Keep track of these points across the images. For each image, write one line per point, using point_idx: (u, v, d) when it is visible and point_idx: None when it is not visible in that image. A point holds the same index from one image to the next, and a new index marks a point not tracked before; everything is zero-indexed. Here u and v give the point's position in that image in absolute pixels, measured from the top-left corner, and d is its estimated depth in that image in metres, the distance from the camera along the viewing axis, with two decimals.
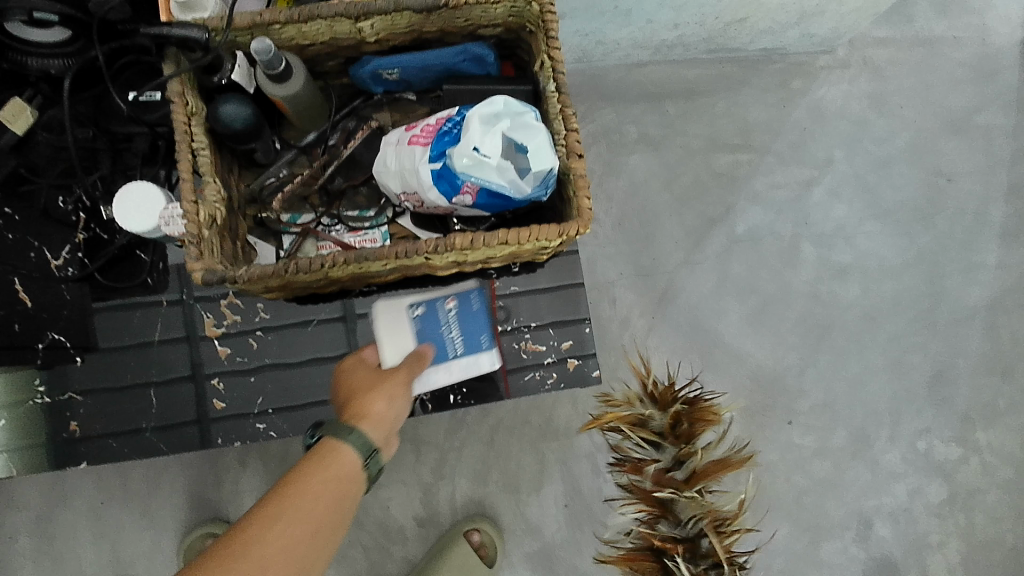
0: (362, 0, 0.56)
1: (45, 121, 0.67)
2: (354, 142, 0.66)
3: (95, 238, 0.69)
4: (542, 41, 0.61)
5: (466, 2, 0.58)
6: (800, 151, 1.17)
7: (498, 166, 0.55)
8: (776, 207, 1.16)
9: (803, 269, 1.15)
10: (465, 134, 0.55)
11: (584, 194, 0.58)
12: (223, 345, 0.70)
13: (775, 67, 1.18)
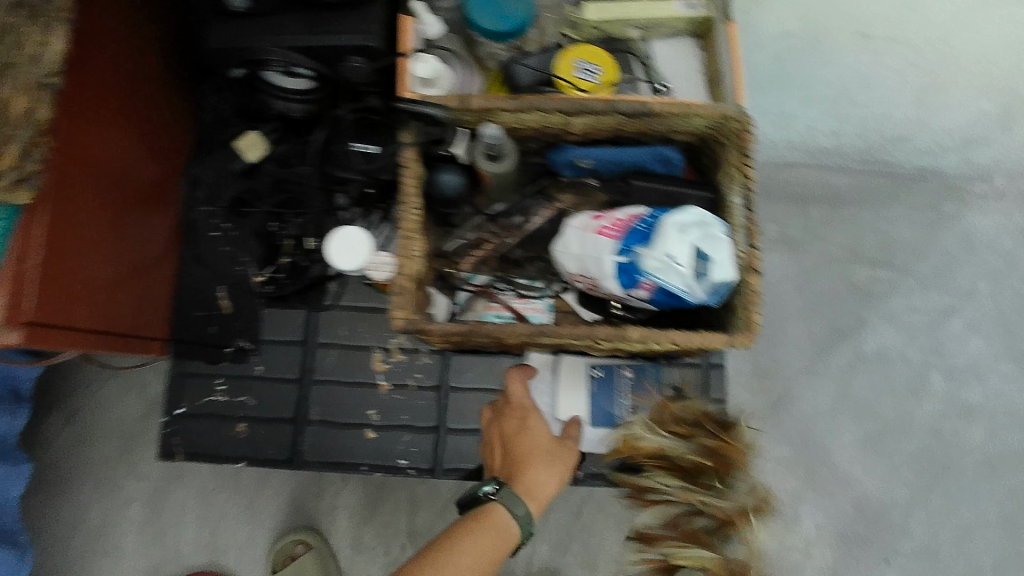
0: (581, 100, 0.62)
1: (276, 153, 0.74)
2: (539, 218, 0.70)
3: (296, 263, 0.74)
4: (735, 156, 0.65)
5: (672, 112, 0.63)
6: (943, 277, 1.13)
7: (684, 275, 0.58)
8: (909, 331, 1.12)
9: (928, 401, 1.10)
10: (660, 240, 0.59)
11: (753, 310, 0.62)
12: (385, 380, 0.73)
13: (927, 186, 1.13)
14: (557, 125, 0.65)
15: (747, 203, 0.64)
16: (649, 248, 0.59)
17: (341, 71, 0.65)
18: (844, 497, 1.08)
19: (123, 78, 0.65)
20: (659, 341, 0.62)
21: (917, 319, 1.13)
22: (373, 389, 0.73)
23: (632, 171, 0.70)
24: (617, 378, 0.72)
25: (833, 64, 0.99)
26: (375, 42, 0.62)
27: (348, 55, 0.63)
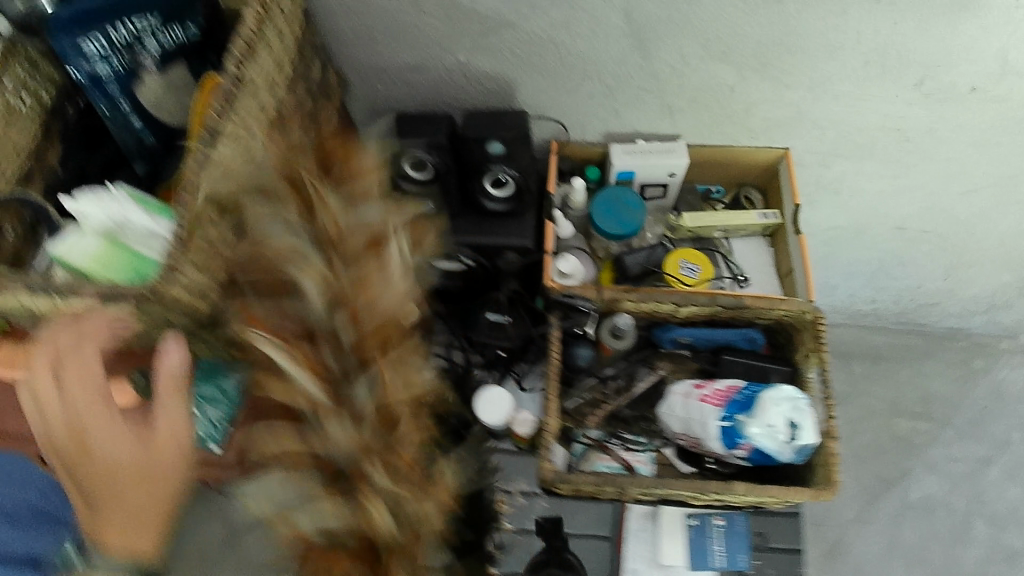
0: (688, 295, 0.79)
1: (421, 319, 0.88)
2: (643, 383, 0.85)
3: None
4: (810, 342, 0.80)
5: (760, 305, 0.80)
6: (979, 428, 1.31)
7: (779, 440, 0.72)
8: (951, 479, 1.28)
9: (972, 546, 1.24)
10: (759, 410, 0.72)
11: (835, 468, 0.74)
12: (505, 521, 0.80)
13: (959, 345, 1.36)
14: (666, 311, 0.81)
15: (823, 381, 0.77)
16: (750, 417, 0.72)
17: (497, 262, 0.84)
18: None
19: None
20: (757, 493, 0.74)
21: (958, 468, 1.29)
22: None
23: (724, 348, 0.84)
24: (710, 526, 0.82)
25: (873, 247, 1.17)
26: (529, 244, 0.82)
27: (507, 252, 0.83)
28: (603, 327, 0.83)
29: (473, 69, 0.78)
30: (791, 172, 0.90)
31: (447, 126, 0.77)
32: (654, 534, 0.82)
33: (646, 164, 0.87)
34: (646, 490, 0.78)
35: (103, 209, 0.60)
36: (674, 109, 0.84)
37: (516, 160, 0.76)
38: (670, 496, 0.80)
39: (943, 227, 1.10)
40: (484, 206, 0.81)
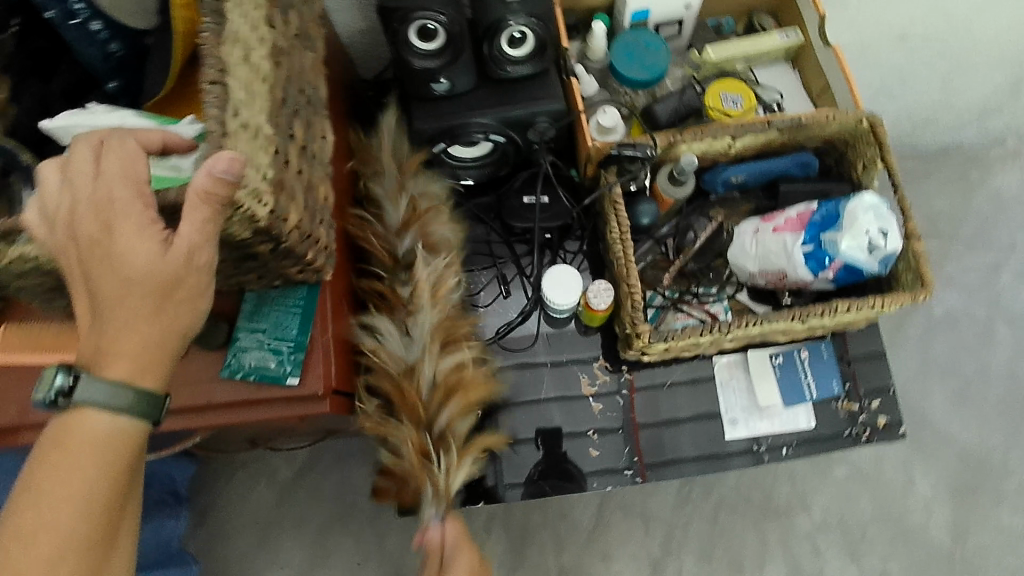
0: (743, 125, 0.75)
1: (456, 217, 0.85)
2: (704, 234, 0.82)
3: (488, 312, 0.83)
4: (868, 149, 0.77)
5: (815, 122, 0.76)
6: (985, 236, 1.30)
7: (868, 249, 0.71)
8: (969, 290, 1.27)
9: (999, 350, 1.24)
10: (844, 223, 0.71)
11: (925, 268, 0.73)
12: (596, 402, 0.81)
13: (954, 160, 1.33)
14: (720, 150, 0.78)
15: (896, 187, 0.75)
16: (840, 232, 0.71)
17: (528, 136, 0.77)
18: (948, 451, 1.19)
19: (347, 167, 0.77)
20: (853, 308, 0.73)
21: (969, 278, 1.29)
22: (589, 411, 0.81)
23: (779, 178, 0.82)
24: (797, 359, 0.83)
25: (873, 65, 1.10)
26: (563, 107, 0.75)
27: (539, 120, 0.75)
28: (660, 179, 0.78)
29: None
30: None
31: None
32: (747, 381, 0.83)
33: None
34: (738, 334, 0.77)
35: (93, 122, 0.51)
36: None
37: (537, 6, 0.69)
38: (757, 340, 0.80)
39: (948, 32, 1.02)
40: (507, 75, 0.73)
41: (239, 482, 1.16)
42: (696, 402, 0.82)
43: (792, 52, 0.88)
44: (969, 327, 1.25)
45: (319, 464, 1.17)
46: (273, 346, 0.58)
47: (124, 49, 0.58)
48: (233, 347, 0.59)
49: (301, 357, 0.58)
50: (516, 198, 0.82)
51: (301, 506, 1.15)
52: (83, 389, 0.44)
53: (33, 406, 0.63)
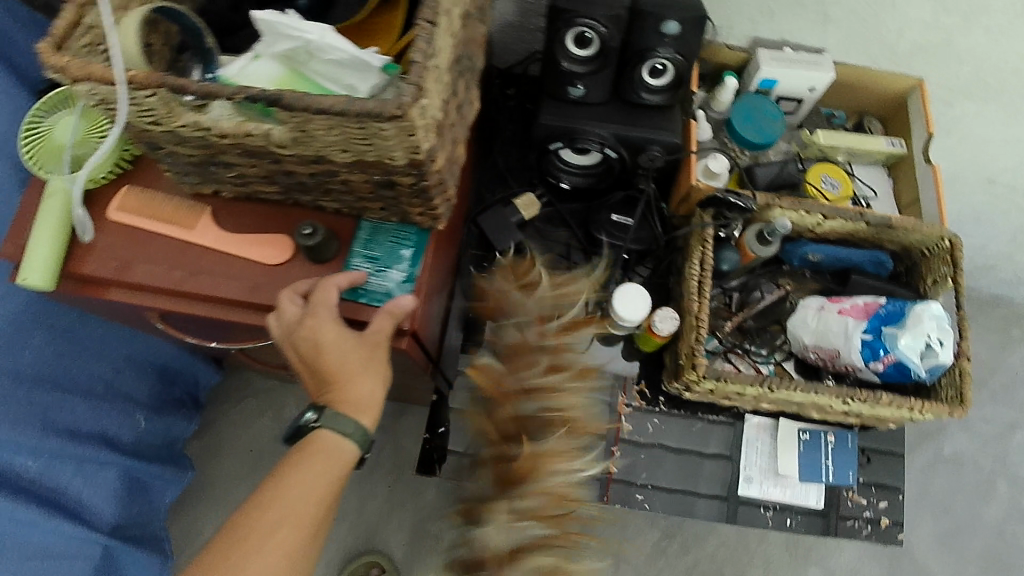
0: (838, 208, 0.79)
1: (546, 215, 0.90)
2: (769, 297, 0.86)
3: None
4: (942, 267, 0.82)
5: (903, 226, 0.80)
6: (1012, 392, 1.31)
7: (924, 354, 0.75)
8: (981, 438, 1.28)
9: (996, 504, 1.24)
10: (911, 323, 0.75)
11: (968, 388, 0.77)
12: (626, 422, 0.85)
13: (1000, 312, 1.36)
14: (810, 225, 0.81)
15: (959, 306, 0.79)
16: (901, 329, 0.75)
17: (637, 159, 0.82)
18: None
19: (468, 147, 0.85)
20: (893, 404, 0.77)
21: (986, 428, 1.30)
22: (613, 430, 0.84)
23: (852, 268, 0.86)
24: (822, 442, 0.85)
25: (955, 198, 1.14)
26: (678, 142, 0.80)
27: (652, 148, 0.80)
28: (750, 235, 0.81)
29: None
30: (925, 103, 0.87)
31: None
32: (771, 445, 0.86)
33: (790, 75, 0.85)
34: (777, 396, 0.80)
35: (296, 31, 0.52)
36: (828, 17, 0.81)
37: (683, 46, 0.74)
38: (792, 410, 0.83)
39: None
40: (641, 99, 0.79)
41: (247, 409, 1.19)
42: (679, 455, 0.85)
43: (891, 159, 0.93)
44: (975, 474, 1.26)
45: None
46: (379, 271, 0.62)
47: None
48: (344, 266, 0.63)
49: (411, 287, 0.62)
50: (606, 214, 0.87)
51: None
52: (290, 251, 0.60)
53: (132, 267, 0.64)
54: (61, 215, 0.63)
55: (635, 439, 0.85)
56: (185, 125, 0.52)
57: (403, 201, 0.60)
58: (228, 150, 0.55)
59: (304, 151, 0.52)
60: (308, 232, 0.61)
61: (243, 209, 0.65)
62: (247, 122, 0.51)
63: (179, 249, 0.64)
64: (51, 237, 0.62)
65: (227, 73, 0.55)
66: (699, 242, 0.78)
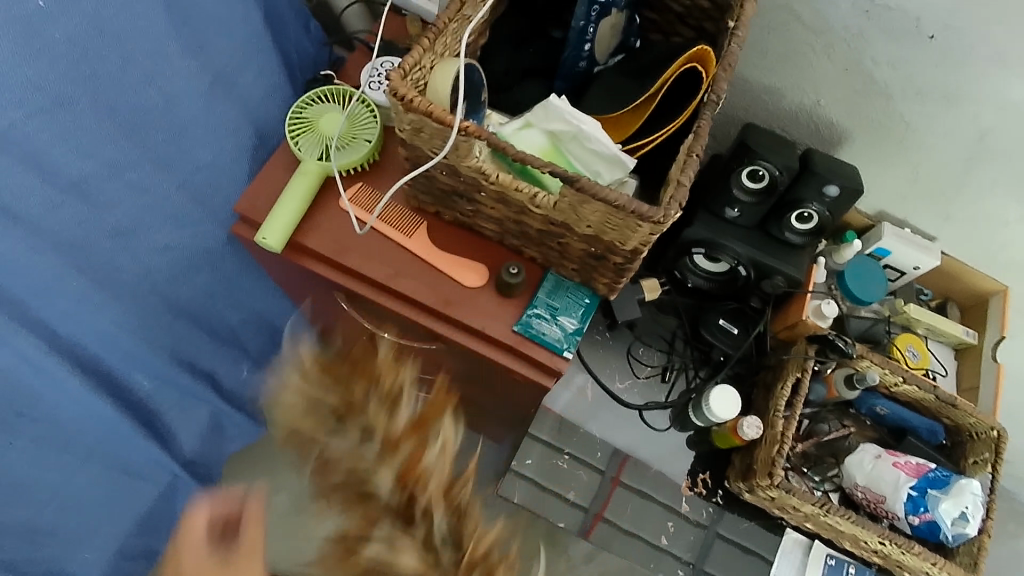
0: (918, 377, 0.90)
1: (663, 301, 1.02)
2: (837, 433, 0.98)
3: (647, 383, 1.01)
4: (988, 453, 0.92)
5: (966, 408, 0.91)
6: None
7: (957, 522, 0.85)
8: None
9: None
10: (954, 493, 0.85)
11: (984, 557, 0.86)
12: (687, 503, 0.98)
13: None
14: (887, 383, 0.93)
15: (992, 487, 0.89)
16: (945, 494, 0.86)
17: (761, 281, 0.94)
18: None
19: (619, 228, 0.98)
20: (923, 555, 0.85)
21: None
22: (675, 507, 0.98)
23: (910, 431, 0.97)
24: (843, 572, 0.95)
25: None
26: (801, 278, 0.92)
27: (777, 276, 0.92)
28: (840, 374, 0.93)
29: (823, 114, 0.87)
30: (1005, 310, 0.99)
31: (795, 149, 0.85)
32: (801, 561, 0.97)
33: (905, 251, 0.97)
34: (821, 520, 0.90)
35: (574, 118, 0.65)
36: (950, 215, 0.94)
37: (835, 205, 0.86)
38: (829, 535, 0.94)
39: None
40: (784, 235, 0.91)
41: None
42: (726, 547, 0.97)
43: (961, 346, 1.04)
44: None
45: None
46: (557, 319, 0.73)
47: (584, 68, 0.74)
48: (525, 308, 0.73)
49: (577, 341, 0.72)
50: (716, 317, 0.98)
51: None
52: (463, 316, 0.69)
53: (348, 251, 0.74)
54: (307, 193, 0.74)
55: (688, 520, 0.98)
56: (470, 166, 0.62)
57: (599, 270, 0.70)
58: (480, 189, 0.65)
59: (556, 216, 0.62)
60: (513, 272, 0.72)
61: (455, 234, 0.77)
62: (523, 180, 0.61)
63: (397, 251, 0.75)
64: (295, 208, 0.73)
65: (504, 133, 0.65)
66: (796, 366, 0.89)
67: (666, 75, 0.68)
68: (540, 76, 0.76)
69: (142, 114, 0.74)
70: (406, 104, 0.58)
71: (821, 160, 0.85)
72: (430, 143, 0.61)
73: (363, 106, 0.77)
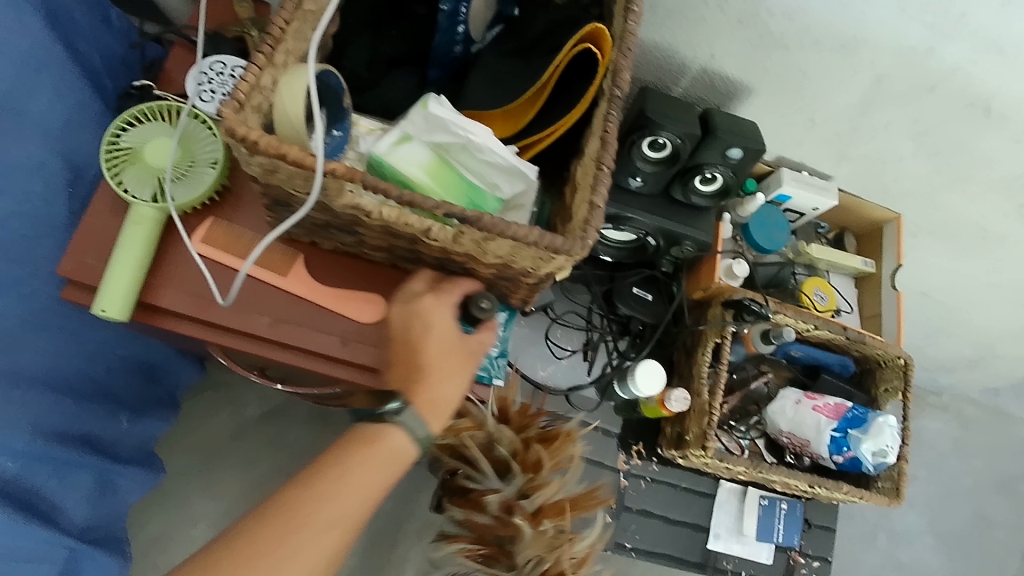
0: (828, 322, 0.93)
1: (575, 275, 0.96)
2: (757, 383, 0.99)
3: (569, 363, 0.96)
4: (895, 379, 0.98)
5: (874, 342, 0.95)
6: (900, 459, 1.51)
7: (877, 456, 0.90)
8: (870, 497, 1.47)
9: (873, 554, 1.44)
10: (875, 433, 0.89)
11: (903, 483, 0.94)
12: (624, 478, 0.97)
13: None
14: (800, 330, 0.94)
15: (904, 416, 0.96)
16: (864, 434, 0.89)
17: (669, 248, 0.90)
18: None
19: None
20: (850, 492, 0.93)
21: None
22: (614, 483, 0.96)
23: (822, 367, 1.01)
24: (776, 508, 1.01)
25: None
26: (710, 241, 0.89)
27: (686, 242, 0.88)
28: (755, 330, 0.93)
29: (718, 68, 0.86)
30: (899, 236, 1.05)
31: (695, 112, 0.80)
32: (737, 508, 1.00)
33: (804, 195, 0.97)
34: (755, 475, 0.93)
35: (463, 130, 0.56)
36: (845, 155, 0.97)
37: (739, 166, 0.83)
38: (761, 482, 0.97)
39: (952, 299, 1.26)
40: (689, 200, 0.87)
41: (205, 405, 1.11)
42: (668, 508, 0.98)
43: (860, 274, 1.10)
44: (860, 527, 1.45)
45: (290, 415, 1.13)
46: None
47: (460, 54, 0.64)
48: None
49: None
50: (628, 288, 0.93)
51: (257, 448, 1.11)
52: (409, 416, 0.53)
53: (215, 306, 0.63)
54: (145, 244, 0.60)
55: (628, 492, 0.97)
56: (346, 204, 0.51)
57: (511, 288, 0.63)
58: (362, 225, 0.55)
59: (456, 249, 0.54)
60: (483, 305, 0.58)
61: (338, 264, 0.66)
62: (417, 217, 0.51)
63: (272, 295, 0.64)
64: (133, 267, 0.60)
65: (379, 153, 0.54)
66: (714, 332, 0.88)
67: (556, 63, 0.60)
68: (410, 66, 0.65)
69: None
70: (248, 144, 0.46)
71: (721, 121, 0.80)
72: (290, 183, 0.50)
73: (196, 121, 0.62)
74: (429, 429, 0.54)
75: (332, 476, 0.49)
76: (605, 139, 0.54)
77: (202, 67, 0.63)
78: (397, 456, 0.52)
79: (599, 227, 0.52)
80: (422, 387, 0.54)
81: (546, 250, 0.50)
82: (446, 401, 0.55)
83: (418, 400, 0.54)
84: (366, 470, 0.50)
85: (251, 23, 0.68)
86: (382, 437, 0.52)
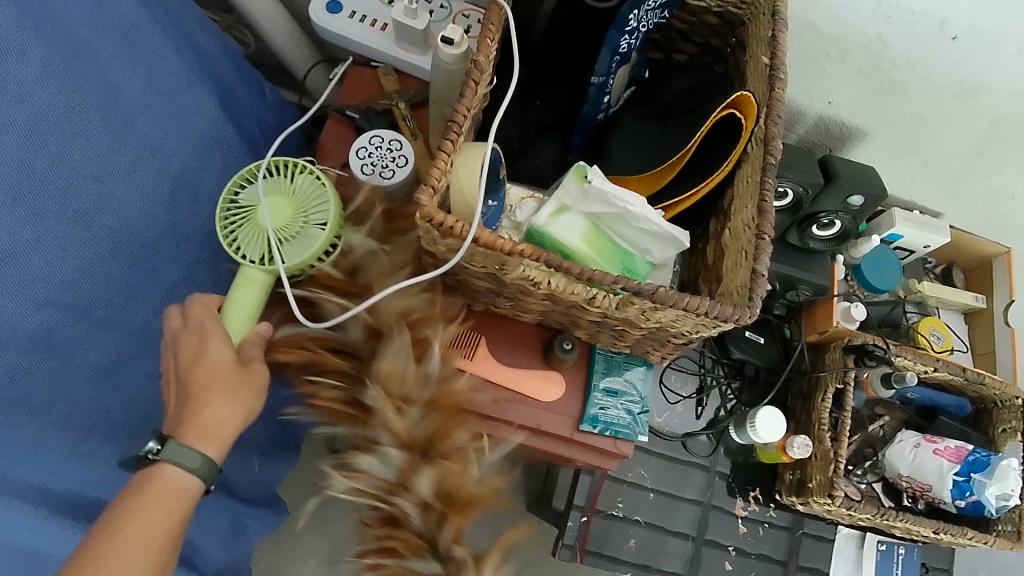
0: (947, 363, 0.91)
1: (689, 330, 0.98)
2: (872, 427, 0.98)
3: (691, 413, 0.94)
4: (1014, 418, 0.96)
5: (992, 382, 0.93)
6: None
7: (1003, 499, 0.88)
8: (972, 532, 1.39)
9: None
10: (1000, 477, 0.87)
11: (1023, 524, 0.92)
12: (743, 524, 0.95)
13: None
14: (918, 372, 0.93)
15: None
16: (988, 478, 0.88)
17: (785, 293, 0.93)
18: None
19: None
20: (974, 537, 0.90)
21: None
22: (733, 517, 0.94)
23: (940, 409, 0.99)
24: (895, 553, 0.99)
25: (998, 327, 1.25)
26: (825, 284, 0.92)
27: (802, 286, 0.92)
28: (873, 375, 0.95)
29: (834, 114, 0.87)
30: (1012, 272, 1.03)
31: (816, 160, 0.82)
32: (856, 552, 0.99)
33: (916, 233, 0.96)
34: (875, 522, 0.91)
35: (623, 200, 0.57)
36: (958, 193, 0.97)
37: (859, 212, 0.84)
38: (881, 527, 0.95)
39: None
40: (806, 244, 0.90)
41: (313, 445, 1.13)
42: (781, 542, 0.97)
43: (970, 310, 1.07)
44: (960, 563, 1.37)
45: None
46: (627, 406, 0.68)
47: (601, 120, 0.67)
48: (584, 398, 0.68)
49: (646, 419, 0.68)
50: (743, 334, 0.94)
51: None
52: (169, 448, 0.53)
53: None
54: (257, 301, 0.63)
55: (747, 533, 0.95)
56: (518, 277, 0.54)
57: (656, 348, 0.65)
58: (526, 292, 0.58)
59: (616, 314, 0.57)
60: (568, 347, 0.66)
61: (488, 323, 0.70)
62: (587, 289, 0.53)
63: None
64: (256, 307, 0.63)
65: (542, 225, 0.56)
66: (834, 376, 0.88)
67: (703, 128, 0.61)
68: (552, 133, 0.69)
69: (95, 247, 0.61)
70: (441, 229, 0.50)
71: (843, 167, 0.81)
72: (469, 259, 0.53)
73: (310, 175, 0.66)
74: (204, 454, 0.54)
75: (97, 548, 0.48)
76: (763, 207, 0.56)
77: (361, 142, 0.68)
78: (174, 489, 0.53)
79: (765, 294, 0.53)
80: (191, 405, 0.55)
81: (722, 323, 0.52)
82: (220, 423, 0.55)
83: (186, 430, 0.54)
84: (146, 514, 0.50)
85: (399, 95, 0.73)
86: (155, 478, 0.52)
